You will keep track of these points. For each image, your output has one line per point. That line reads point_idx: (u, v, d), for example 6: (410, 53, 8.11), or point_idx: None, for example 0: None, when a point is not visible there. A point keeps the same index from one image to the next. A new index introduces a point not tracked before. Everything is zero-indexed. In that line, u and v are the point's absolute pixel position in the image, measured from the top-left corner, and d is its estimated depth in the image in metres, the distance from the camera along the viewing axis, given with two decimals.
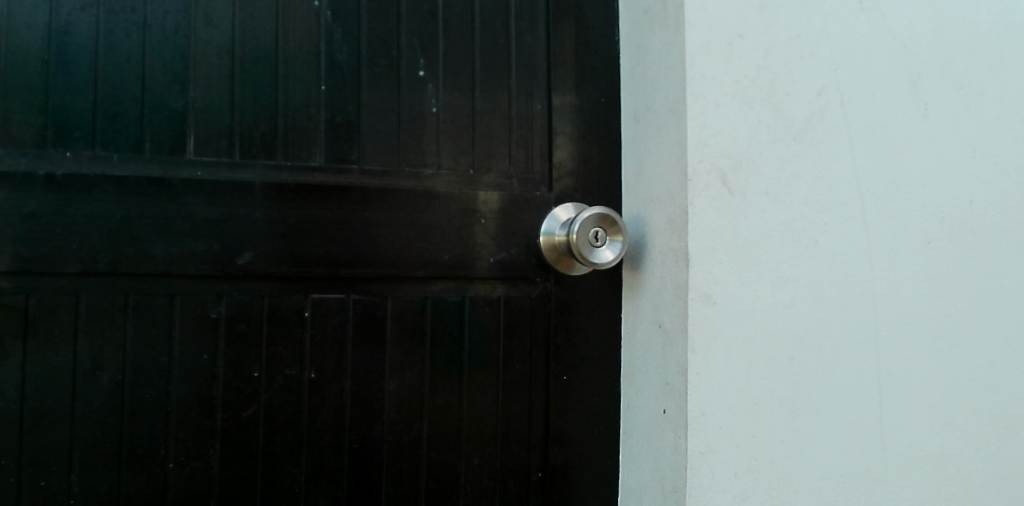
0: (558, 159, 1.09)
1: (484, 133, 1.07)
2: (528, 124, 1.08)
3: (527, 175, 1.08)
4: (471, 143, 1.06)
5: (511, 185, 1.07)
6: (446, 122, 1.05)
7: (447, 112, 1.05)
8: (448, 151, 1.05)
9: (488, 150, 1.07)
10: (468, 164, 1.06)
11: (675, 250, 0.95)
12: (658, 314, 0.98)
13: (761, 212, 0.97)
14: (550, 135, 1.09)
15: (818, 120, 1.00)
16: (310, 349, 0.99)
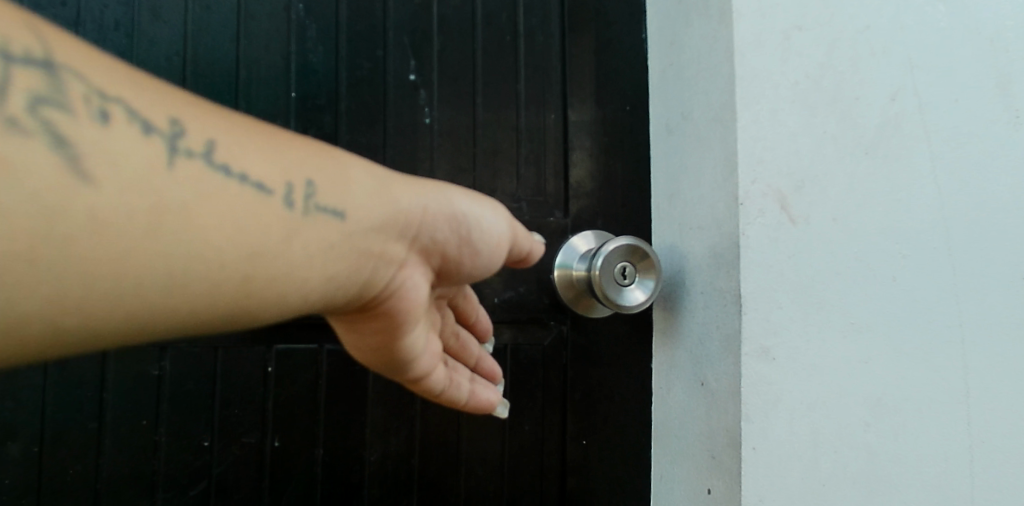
0: (576, 180, 0.91)
1: (488, 148, 0.89)
2: (541, 137, 0.91)
3: (539, 196, 0.90)
4: (470, 161, 0.89)
5: (521, 209, 0.89)
6: (441, 135, 0.88)
7: (443, 123, 0.88)
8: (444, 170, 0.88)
9: (491, 168, 0.89)
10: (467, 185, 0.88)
11: (723, 291, 0.77)
12: (701, 370, 0.80)
13: (828, 243, 0.78)
14: (566, 151, 0.91)
15: (895, 131, 0.81)
16: (273, 412, 0.81)
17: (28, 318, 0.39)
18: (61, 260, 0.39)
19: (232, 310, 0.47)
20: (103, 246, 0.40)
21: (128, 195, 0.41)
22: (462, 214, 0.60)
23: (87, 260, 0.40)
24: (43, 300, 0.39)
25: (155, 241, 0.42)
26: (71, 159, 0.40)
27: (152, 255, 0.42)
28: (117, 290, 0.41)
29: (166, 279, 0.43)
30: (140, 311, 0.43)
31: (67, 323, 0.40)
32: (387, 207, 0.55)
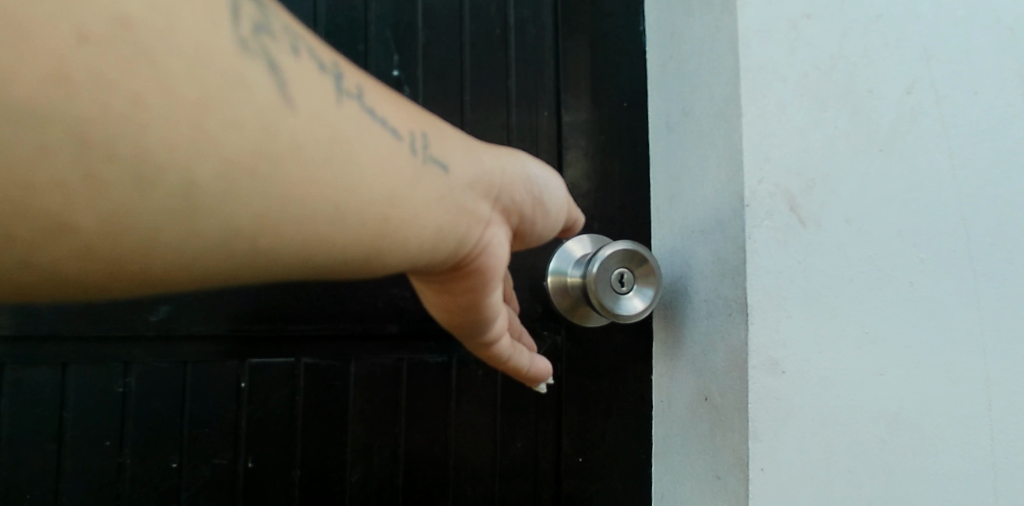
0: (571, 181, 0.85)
1: None
2: (533, 136, 0.85)
3: None
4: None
5: None
6: None
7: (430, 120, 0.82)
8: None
9: None
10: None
11: (729, 300, 0.71)
12: (705, 383, 0.74)
13: (842, 246, 0.73)
14: (560, 150, 0.86)
15: (912, 126, 0.75)
16: (247, 431, 0.76)
17: (212, 233, 0.33)
18: (257, 174, 0.34)
19: (375, 252, 0.41)
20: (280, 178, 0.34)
21: (313, 125, 0.36)
22: (541, 185, 0.55)
23: (274, 176, 0.34)
24: (228, 216, 0.33)
25: (329, 166, 0.37)
26: (262, 73, 0.34)
27: (327, 182, 0.36)
28: (298, 212, 0.36)
29: (342, 206, 0.37)
30: (308, 241, 0.37)
31: (241, 244, 0.34)
32: (486, 169, 0.50)
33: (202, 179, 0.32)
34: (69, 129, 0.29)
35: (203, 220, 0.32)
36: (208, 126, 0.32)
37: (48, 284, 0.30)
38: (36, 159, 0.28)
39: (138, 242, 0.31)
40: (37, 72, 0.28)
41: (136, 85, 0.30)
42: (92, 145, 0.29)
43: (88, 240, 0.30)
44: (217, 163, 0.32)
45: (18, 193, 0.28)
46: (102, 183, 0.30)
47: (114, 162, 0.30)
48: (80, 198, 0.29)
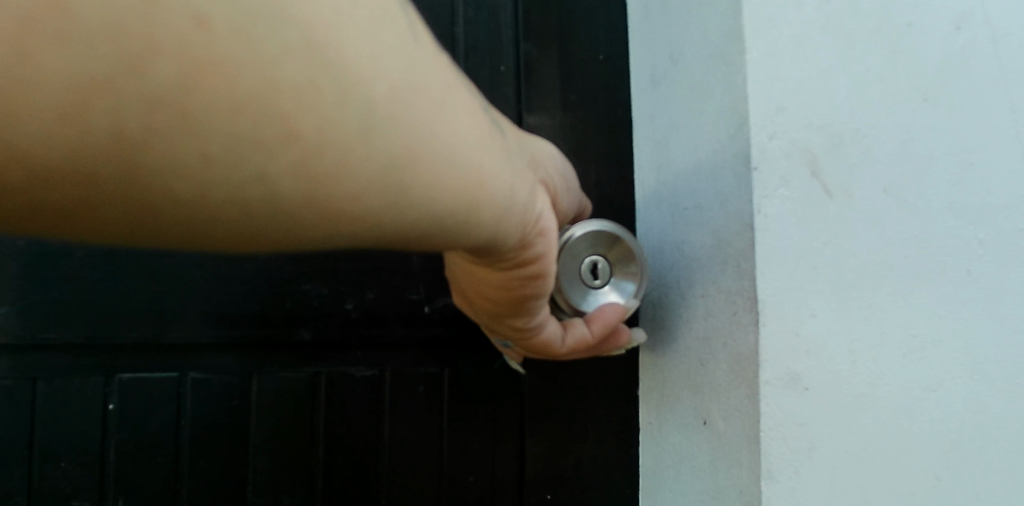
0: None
1: None
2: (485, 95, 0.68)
3: None
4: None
5: None
6: None
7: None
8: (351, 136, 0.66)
9: None
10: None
11: (731, 294, 0.54)
12: (703, 404, 0.56)
13: (879, 223, 0.55)
14: (520, 111, 0.69)
15: (963, 71, 0.58)
16: (116, 465, 0.60)
17: (391, 167, 0.24)
18: (412, 103, 0.25)
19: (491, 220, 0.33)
20: (439, 128, 0.27)
21: (445, 71, 0.28)
22: (566, 170, 0.49)
23: (426, 109, 0.26)
24: (408, 142, 0.25)
25: (457, 104, 0.29)
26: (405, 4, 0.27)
27: (469, 125, 0.29)
28: (445, 155, 0.27)
29: (474, 155, 0.29)
30: (456, 197, 0.29)
31: (418, 184, 0.26)
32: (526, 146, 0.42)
33: (387, 99, 0.24)
34: (289, 6, 0.21)
35: (395, 145, 0.24)
36: (387, 31, 0.24)
37: (256, 215, 0.22)
38: (261, 43, 0.20)
39: (347, 162, 0.23)
40: None
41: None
42: (309, 32, 0.21)
43: (303, 154, 0.22)
44: (398, 84, 0.24)
45: (252, 81, 0.20)
46: (317, 83, 0.22)
47: (329, 62, 0.22)
48: (299, 99, 0.21)
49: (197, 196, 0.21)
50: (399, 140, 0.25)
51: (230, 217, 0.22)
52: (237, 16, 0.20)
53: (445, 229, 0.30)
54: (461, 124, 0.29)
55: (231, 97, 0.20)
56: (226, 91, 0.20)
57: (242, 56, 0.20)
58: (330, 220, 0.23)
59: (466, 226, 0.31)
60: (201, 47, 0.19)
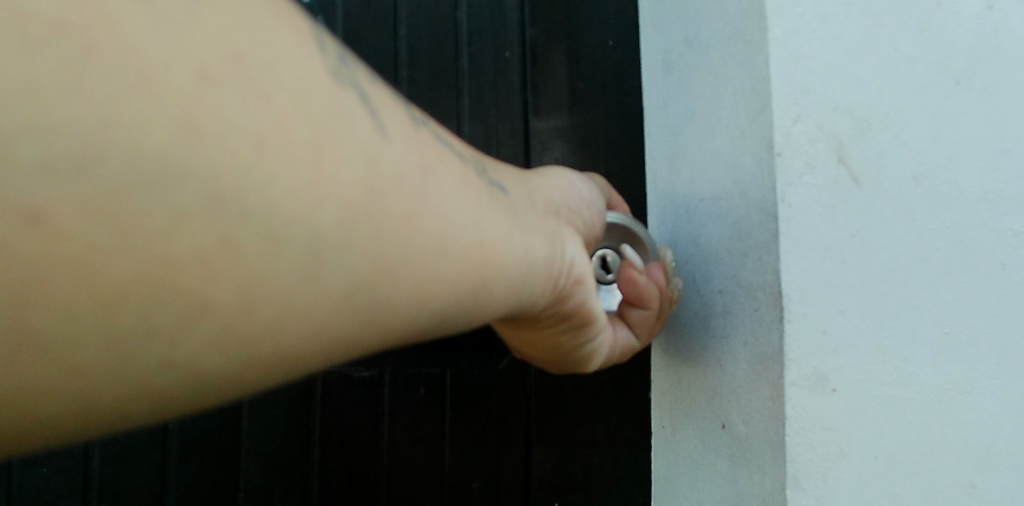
0: (538, 143, 0.67)
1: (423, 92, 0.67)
2: (493, 80, 0.67)
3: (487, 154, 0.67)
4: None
5: None
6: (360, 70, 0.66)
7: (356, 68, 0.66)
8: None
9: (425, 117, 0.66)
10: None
11: (753, 288, 0.50)
12: (722, 406, 0.53)
13: (909, 213, 0.51)
14: (526, 101, 0.67)
15: (1002, 51, 0.54)
16: (106, 470, 0.61)
17: (348, 284, 0.26)
18: (373, 210, 0.27)
19: (498, 292, 0.35)
20: (395, 227, 0.28)
21: (409, 154, 0.30)
22: (581, 196, 0.47)
23: (389, 209, 0.28)
24: (370, 253, 0.27)
25: (436, 194, 0.31)
26: (362, 80, 0.29)
27: (443, 206, 0.31)
28: (425, 248, 0.29)
29: (467, 235, 0.32)
30: (447, 280, 0.31)
31: (394, 294, 0.28)
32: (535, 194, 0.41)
33: (334, 224, 0.25)
34: (181, 164, 0.21)
35: (349, 262, 0.26)
36: (335, 137, 0.26)
37: (219, 378, 0.24)
38: (152, 221, 0.21)
39: (282, 306, 0.24)
40: (159, 120, 0.21)
41: (235, 121, 0.23)
42: (217, 191, 0.22)
43: (227, 318, 0.23)
44: (347, 202, 0.26)
45: (143, 264, 0.21)
46: (237, 238, 0.23)
47: (248, 215, 0.23)
48: (209, 263, 0.22)
49: (154, 383, 0.22)
50: (346, 254, 0.26)
51: (175, 391, 0.23)
52: (119, 207, 0.20)
53: (452, 306, 0.32)
54: (438, 208, 0.30)
55: (110, 285, 0.21)
56: (102, 281, 0.21)
57: (125, 243, 0.21)
58: (282, 358, 0.25)
59: (472, 303, 0.33)
60: (80, 244, 0.20)
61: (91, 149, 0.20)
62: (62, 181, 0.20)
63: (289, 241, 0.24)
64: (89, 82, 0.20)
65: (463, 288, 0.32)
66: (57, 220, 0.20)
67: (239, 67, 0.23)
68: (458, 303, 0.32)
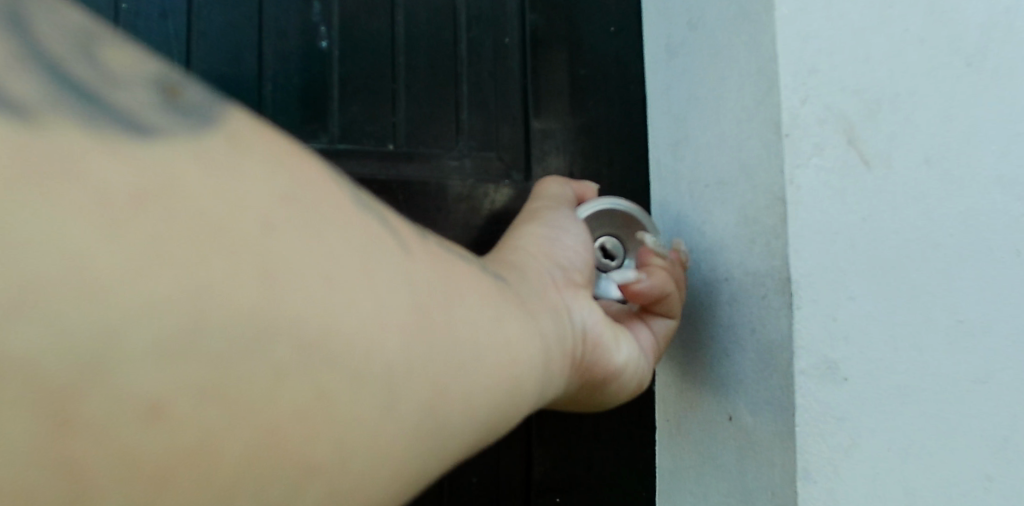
0: (539, 135, 0.62)
1: (420, 82, 0.59)
2: (495, 71, 0.61)
3: (485, 150, 0.61)
4: (390, 107, 0.58)
5: (463, 170, 0.60)
6: (345, 61, 0.57)
7: (347, 50, 0.57)
8: (345, 118, 0.57)
9: (421, 108, 0.59)
10: (383, 134, 0.58)
11: (760, 275, 0.49)
12: (729, 398, 0.51)
13: (920, 197, 0.50)
14: (526, 88, 0.62)
15: (1008, 33, 0.52)
16: None
17: (421, 408, 0.28)
18: (423, 328, 0.29)
19: (536, 377, 0.36)
20: (449, 344, 0.30)
21: (434, 266, 0.31)
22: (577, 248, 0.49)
23: (435, 324, 0.29)
24: (429, 374, 0.28)
25: (462, 297, 0.32)
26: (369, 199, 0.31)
27: (478, 313, 0.33)
28: (468, 355, 0.31)
29: (496, 333, 0.33)
30: (492, 376, 0.32)
31: (450, 409, 0.30)
32: (531, 270, 0.44)
33: (398, 352, 0.27)
34: (274, 323, 0.23)
35: (412, 383, 0.28)
36: (379, 268, 0.28)
37: None
38: (254, 384, 0.22)
39: (369, 440, 0.26)
40: (242, 272, 0.23)
41: (308, 275, 0.24)
42: (304, 343, 0.24)
43: (329, 474, 0.24)
44: (400, 326, 0.27)
45: (246, 441, 0.22)
46: (329, 385, 0.24)
47: (328, 359, 0.24)
48: (306, 416, 0.24)
49: None
50: (414, 379, 0.28)
51: None
52: (221, 384, 0.22)
53: (501, 408, 0.33)
54: (474, 316, 0.32)
55: (226, 465, 0.22)
56: (217, 462, 0.22)
57: (231, 418, 0.22)
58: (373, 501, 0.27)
59: (518, 392, 0.35)
60: (192, 428, 0.21)
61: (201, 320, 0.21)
62: (177, 367, 0.21)
63: (370, 378, 0.26)
64: (174, 278, 0.21)
65: (507, 392, 0.33)
66: (174, 412, 0.21)
67: (286, 219, 0.25)
68: (506, 406, 0.34)
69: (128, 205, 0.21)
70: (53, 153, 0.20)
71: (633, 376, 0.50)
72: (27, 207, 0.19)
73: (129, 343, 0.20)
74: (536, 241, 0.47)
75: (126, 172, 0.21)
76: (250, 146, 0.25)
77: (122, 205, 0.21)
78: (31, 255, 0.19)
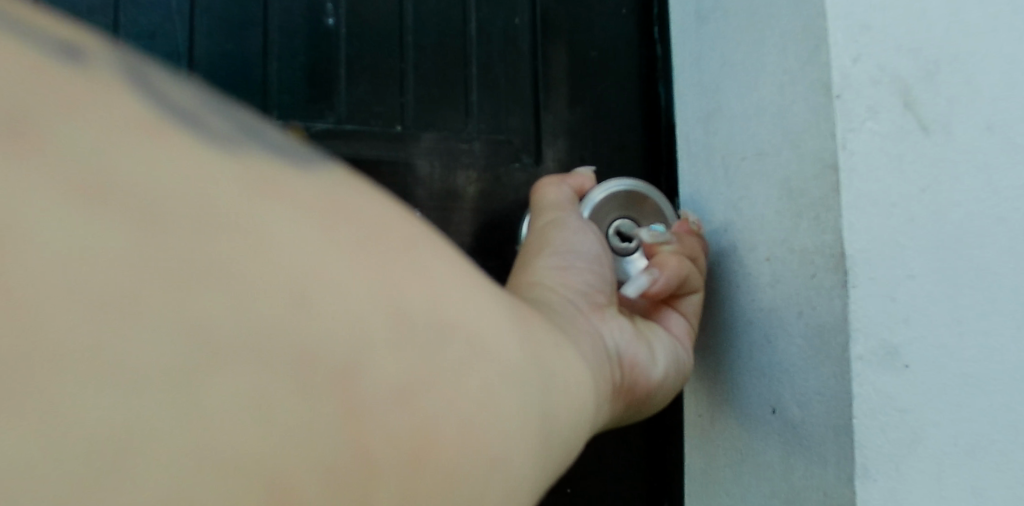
0: (551, 120, 0.57)
1: (426, 63, 0.54)
2: (511, 52, 0.56)
3: (496, 134, 0.56)
4: (397, 87, 0.53)
5: (470, 156, 0.55)
6: (347, 37, 0.52)
7: (356, 26, 0.52)
8: (352, 99, 0.52)
9: (430, 91, 0.54)
10: (390, 116, 0.53)
11: (808, 252, 0.44)
12: (773, 389, 0.47)
13: (986, 167, 0.43)
14: (537, 71, 0.57)
15: None
16: None
17: (518, 470, 0.25)
18: (517, 380, 0.26)
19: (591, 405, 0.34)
20: (536, 393, 0.27)
21: (504, 304, 0.28)
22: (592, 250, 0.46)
23: (524, 371, 0.27)
24: (525, 432, 0.26)
25: (536, 341, 0.29)
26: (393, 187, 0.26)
27: (552, 355, 0.30)
28: (548, 399, 0.28)
29: (565, 372, 0.31)
30: (564, 419, 0.30)
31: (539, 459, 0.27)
32: (558, 298, 0.40)
33: (496, 412, 0.24)
34: (379, 403, 0.20)
35: (511, 447, 0.25)
36: (473, 322, 0.24)
37: None
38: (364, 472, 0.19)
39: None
40: (345, 350, 0.20)
41: (406, 340, 0.21)
42: (411, 418, 0.21)
43: None
44: (497, 382, 0.25)
45: None
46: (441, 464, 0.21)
47: (439, 433, 0.22)
48: (426, 497, 0.21)
49: None
50: (511, 438, 0.25)
51: None
52: (331, 474, 0.19)
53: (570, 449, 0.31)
54: (547, 355, 0.29)
55: None
56: None
57: None
58: None
59: (581, 428, 0.32)
60: None
61: (303, 412, 0.18)
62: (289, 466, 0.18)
63: (475, 448, 0.23)
64: (279, 376, 0.18)
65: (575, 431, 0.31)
66: None
67: (378, 282, 0.21)
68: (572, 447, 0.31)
69: (225, 284, 0.18)
70: (105, 217, 0.17)
71: (675, 379, 0.47)
72: (106, 322, 0.16)
73: (202, 448, 0.17)
74: (553, 267, 0.43)
75: (193, 222, 0.18)
76: (345, 198, 0.22)
77: (197, 283, 0.17)
78: (124, 379, 0.16)
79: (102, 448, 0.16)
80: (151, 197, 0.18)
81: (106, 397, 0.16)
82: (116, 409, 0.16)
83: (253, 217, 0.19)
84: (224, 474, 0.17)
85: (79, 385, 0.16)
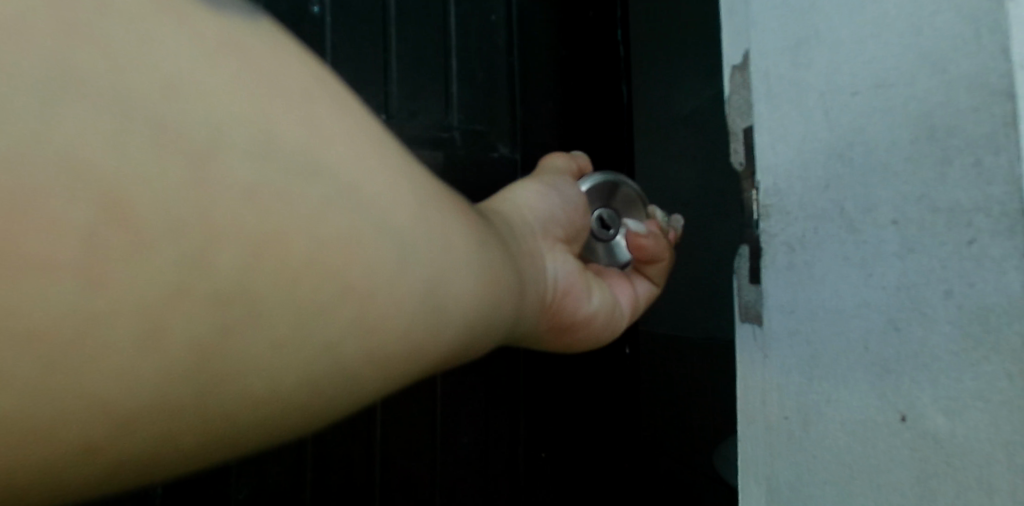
0: (525, 110, 0.74)
1: (410, 56, 0.68)
2: (485, 47, 0.72)
3: (473, 115, 0.71)
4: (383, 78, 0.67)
5: (453, 138, 0.70)
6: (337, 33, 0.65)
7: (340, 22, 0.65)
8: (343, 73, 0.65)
9: (414, 82, 0.68)
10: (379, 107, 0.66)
11: (962, 212, 0.34)
12: (903, 390, 0.37)
13: None
14: (510, 64, 0.73)
15: None
16: None
17: (409, 337, 0.30)
18: (419, 256, 0.30)
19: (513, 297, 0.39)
20: (435, 271, 0.30)
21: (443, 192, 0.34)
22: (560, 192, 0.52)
23: (428, 250, 0.30)
24: (419, 304, 0.30)
25: (474, 232, 0.35)
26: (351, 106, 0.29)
27: (484, 235, 0.36)
28: (469, 271, 0.33)
29: (492, 257, 0.36)
30: (488, 289, 0.35)
31: (440, 336, 0.32)
32: (516, 216, 0.46)
33: (387, 283, 0.28)
34: (251, 281, 0.24)
35: (400, 318, 0.29)
36: (377, 206, 0.28)
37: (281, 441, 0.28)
38: (233, 338, 0.24)
39: (344, 367, 0.27)
40: (227, 225, 0.23)
41: (299, 200, 0.25)
42: (285, 282, 0.25)
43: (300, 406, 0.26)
44: (394, 253, 0.28)
45: (219, 390, 0.24)
46: (309, 328, 0.25)
47: (316, 290, 0.25)
48: (292, 349, 0.25)
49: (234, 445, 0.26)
50: (400, 314, 0.29)
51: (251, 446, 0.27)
52: (204, 345, 0.23)
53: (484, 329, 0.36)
54: (470, 246, 0.34)
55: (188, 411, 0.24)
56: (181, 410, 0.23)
57: (217, 372, 0.24)
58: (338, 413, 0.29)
59: (501, 309, 0.37)
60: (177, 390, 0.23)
61: (174, 273, 0.22)
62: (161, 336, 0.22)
63: (342, 315, 0.26)
64: (162, 262, 0.22)
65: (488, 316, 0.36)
66: (168, 390, 0.23)
67: (273, 180, 0.25)
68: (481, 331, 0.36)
69: (132, 178, 0.22)
70: (92, 135, 0.22)
71: (604, 326, 0.54)
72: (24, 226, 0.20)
73: (93, 334, 0.21)
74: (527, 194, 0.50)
75: (67, 163, 0.21)
76: (286, 77, 0.27)
77: (128, 194, 0.22)
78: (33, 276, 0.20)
79: (61, 335, 0.21)
80: (105, 145, 0.22)
81: (62, 289, 0.21)
82: (74, 295, 0.21)
83: (152, 119, 0.23)
84: (144, 349, 0.22)
85: (64, 285, 0.21)
